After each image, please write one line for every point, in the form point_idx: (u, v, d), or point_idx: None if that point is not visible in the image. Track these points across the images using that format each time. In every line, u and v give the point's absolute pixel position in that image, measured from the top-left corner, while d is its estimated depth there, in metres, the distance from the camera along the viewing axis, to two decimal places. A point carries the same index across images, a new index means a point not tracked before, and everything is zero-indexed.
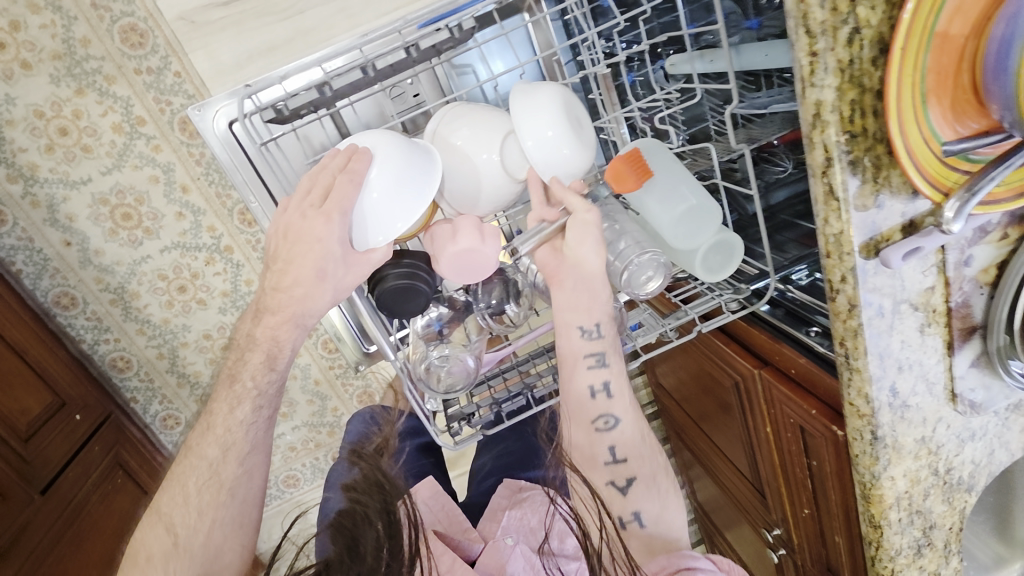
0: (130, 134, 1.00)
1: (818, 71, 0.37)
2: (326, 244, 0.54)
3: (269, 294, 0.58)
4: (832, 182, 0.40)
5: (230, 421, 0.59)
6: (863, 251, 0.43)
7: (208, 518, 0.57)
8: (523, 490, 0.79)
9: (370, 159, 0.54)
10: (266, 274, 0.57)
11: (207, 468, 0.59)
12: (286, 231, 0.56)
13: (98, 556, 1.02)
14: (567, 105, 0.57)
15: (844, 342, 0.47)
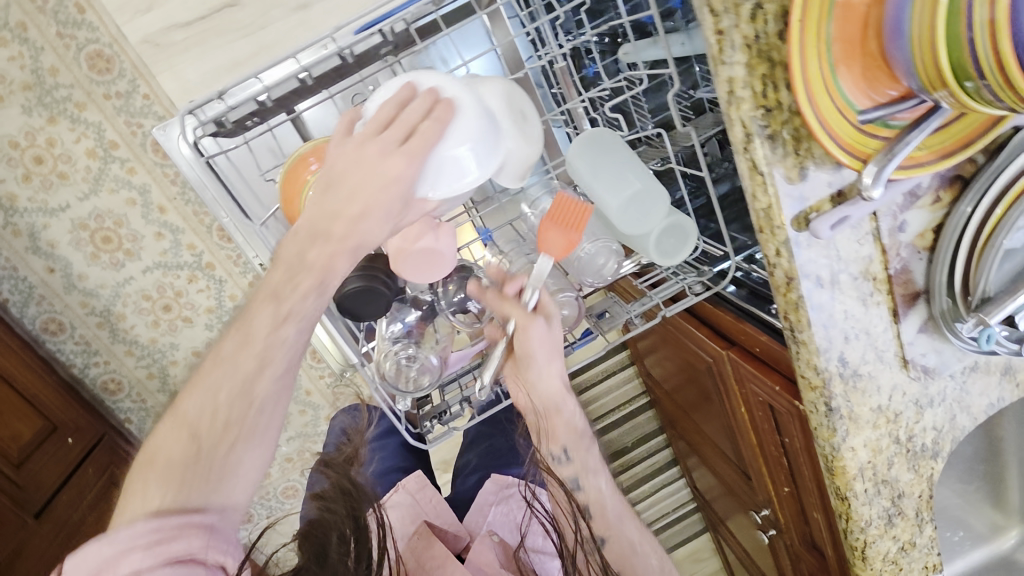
0: (104, 159, 1.02)
1: (725, 48, 0.38)
2: (400, 186, 0.47)
3: (322, 219, 0.46)
4: (754, 157, 0.41)
5: (274, 334, 0.44)
6: (794, 224, 0.43)
7: (190, 460, 0.39)
8: (507, 487, 0.82)
9: (457, 109, 0.50)
10: (314, 204, 0.46)
11: (203, 374, 0.43)
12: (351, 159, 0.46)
13: None
14: (510, 98, 0.58)
15: (788, 315, 0.48)
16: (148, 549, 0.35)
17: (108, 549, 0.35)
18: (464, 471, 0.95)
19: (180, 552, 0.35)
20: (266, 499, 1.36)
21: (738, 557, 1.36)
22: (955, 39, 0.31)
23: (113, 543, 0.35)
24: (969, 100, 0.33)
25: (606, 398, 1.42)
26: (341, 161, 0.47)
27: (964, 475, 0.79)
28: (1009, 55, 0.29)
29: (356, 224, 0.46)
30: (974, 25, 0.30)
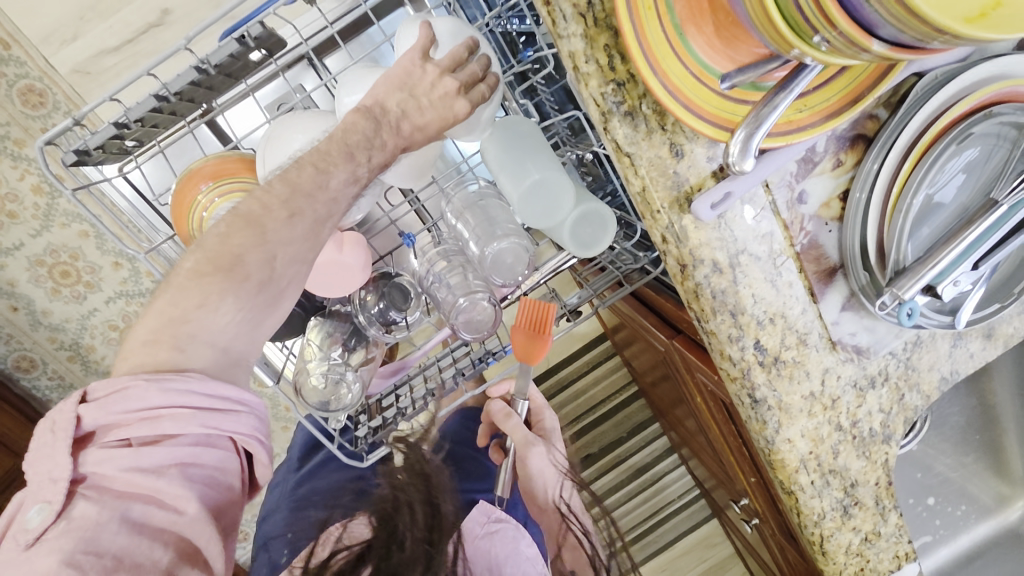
0: (51, 194, 1.02)
1: (559, 20, 0.34)
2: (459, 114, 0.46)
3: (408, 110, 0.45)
4: (616, 137, 0.37)
5: (332, 192, 0.42)
6: (675, 206, 0.39)
7: (258, 292, 0.40)
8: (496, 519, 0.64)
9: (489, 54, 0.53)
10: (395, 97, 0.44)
11: (267, 199, 0.40)
12: (404, 83, 0.45)
13: None
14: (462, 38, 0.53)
15: (691, 305, 0.44)
16: (196, 416, 0.36)
17: (154, 397, 0.35)
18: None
19: (219, 440, 0.37)
20: None
21: (741, 545, 1.30)
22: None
23: (163, 393, 0.35)
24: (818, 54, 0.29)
25: (592, 390, 1.38)
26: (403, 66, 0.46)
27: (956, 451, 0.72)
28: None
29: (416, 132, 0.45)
30: None
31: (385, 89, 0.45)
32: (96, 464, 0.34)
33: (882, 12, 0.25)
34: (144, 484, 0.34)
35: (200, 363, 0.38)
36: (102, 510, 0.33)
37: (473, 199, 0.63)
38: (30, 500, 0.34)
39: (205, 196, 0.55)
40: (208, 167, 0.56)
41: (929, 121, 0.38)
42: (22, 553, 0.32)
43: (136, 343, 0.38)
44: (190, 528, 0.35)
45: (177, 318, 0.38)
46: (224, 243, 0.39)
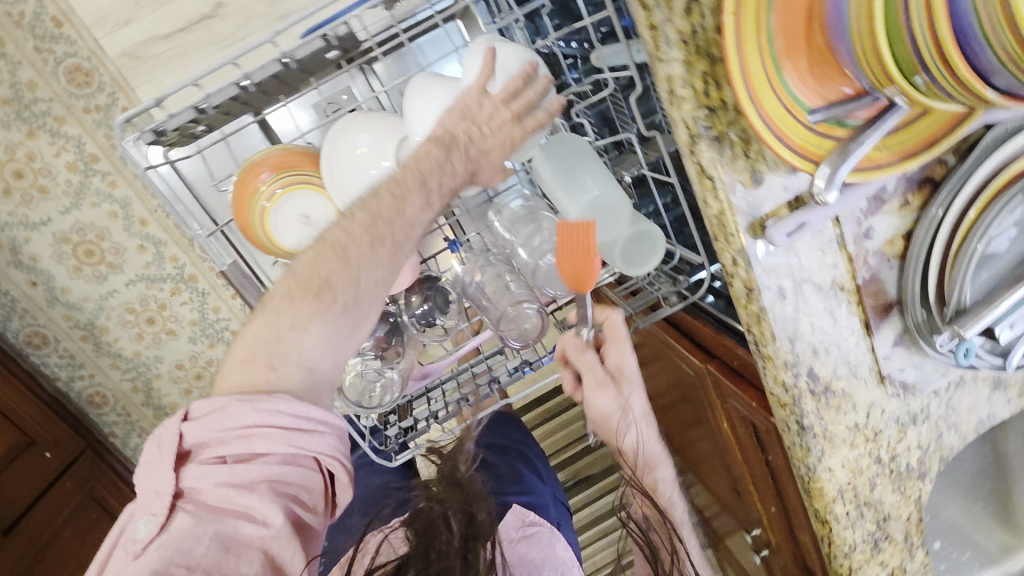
0: (85, 172, 1.02)
1: (661, 44, 0.36)
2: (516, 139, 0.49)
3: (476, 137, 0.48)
4: (700, 160, 0.38)
5: (408, 219, 0.46)
6: (749, 232, 0.40)
7: (341, 314, 0.45)
8: (530, 523, 0.64)
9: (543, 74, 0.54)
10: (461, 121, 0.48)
11: (350, 228, 0.45)
12: (465, 112, 0.48)
13: None
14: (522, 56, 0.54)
15: (751, 328, 0.45)
16: (282, 433, 0.41)
17: (248, 416, 0.41)
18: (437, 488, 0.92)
19: (303, 458, 0.43)
20: None
21: None
22: (892, 27, 0.28)
23: (255, 414, 0.41)
24: (919, 96, 0.30)
25: None
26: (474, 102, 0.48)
27: (972, 496, 0.73)
28: (951, 46, 0.27)
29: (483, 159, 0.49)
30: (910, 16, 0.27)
31: (451, 118, 0.48)
32: (194, 479, 0.41)
33: (1004, 63, 0.26)
34: (237, 499, 0.40)
35: (288, 382, 0.43)
36: (198, 523, 0.39)
37: (525, 210, 0.64)
38: (139, 511, 0.41)
39: (267, 186, 0.57)
40: (277, 158, 0.58)
41: (998, 169, 0.40)
42: (132, 559, 0.38)
43: (236, 360, 0.44)
44: (275, 540, 0.41)
45: (274, 338, 0.44)
46: (313, 270, 0.45)
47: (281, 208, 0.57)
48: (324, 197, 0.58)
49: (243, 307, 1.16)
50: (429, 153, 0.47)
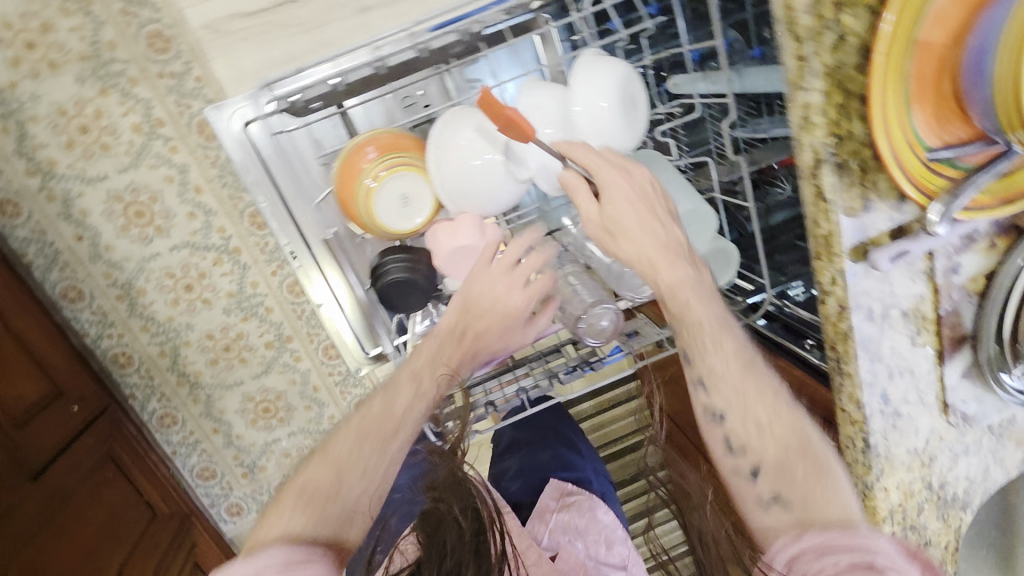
0: (149, 135, 1.03)
1: (806, 74, 0.44)
2: (515, 315, 0.62)
3: (453, 341, 0.62)
4: (819, 182, 0.46)
5: (393, 412, 0.60)
6: (853, 253, 0.46)
7: (332, 500, 0.55)
8: (569, 495, 0.86)
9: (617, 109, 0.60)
10: (444, 341, 0.62)
11: (347, 433, 0.59)
12: (463, 306, 0.62)
13: (83, 544, 0.96)
14: (624, 81, 0.60)
15: (835, 346, 0.49)
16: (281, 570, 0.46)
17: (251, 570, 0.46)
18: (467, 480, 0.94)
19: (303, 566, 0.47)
20: (257, 494, 1.34)
21: None
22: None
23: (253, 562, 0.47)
24: None
25: None
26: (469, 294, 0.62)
27: (987, 537, 0.77)
28: None
29: (462, 364, 0.63)
30: None
31: (448, 317, 0.62)
32: None
33: None
34: None
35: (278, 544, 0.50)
36: None
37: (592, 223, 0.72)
38: None
39: (372, 166, 0.60)
40: (387, 138, 0.61)
41: None
42: None
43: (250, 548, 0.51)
44: None
45: (272, 529, 0.52)
46: (308, 480, 0.56)
47: (388, 186, 0.60)
48: (428, 181, 0.61)
49: (281, 285, 1.18)
50: (416, 359, 0.62)
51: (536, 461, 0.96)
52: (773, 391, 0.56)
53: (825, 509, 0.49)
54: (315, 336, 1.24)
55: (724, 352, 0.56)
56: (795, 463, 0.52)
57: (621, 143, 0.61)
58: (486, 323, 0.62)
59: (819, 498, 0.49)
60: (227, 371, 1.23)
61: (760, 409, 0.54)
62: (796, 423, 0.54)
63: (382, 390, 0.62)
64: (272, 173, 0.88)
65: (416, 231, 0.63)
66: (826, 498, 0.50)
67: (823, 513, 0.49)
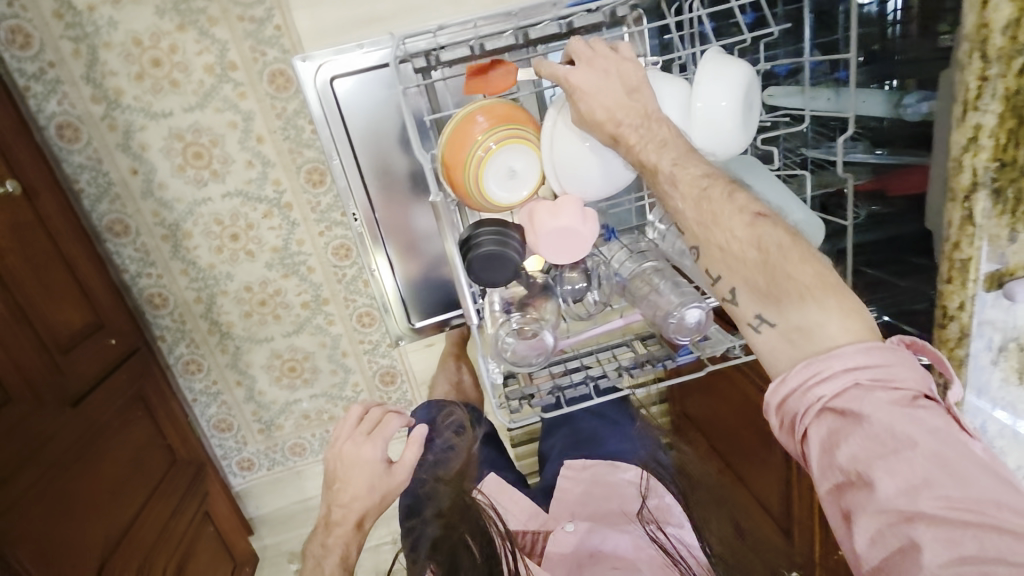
0: (220, 77, 1.01)
1: (984, 97, 0.50)
2: (372, 463, 0.77)
3: (335, 510, 0.79)
4: (971, 207, 0.53)
5: None
6: (988, 281, 0.56)
7: None
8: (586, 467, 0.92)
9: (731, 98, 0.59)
10: (331, 495, 0.80)
11: None
12: (339, 459, 0.79)
13: (112, 477, 0.98)
14: (748, 88, 0.59)
15: (950, 369, 0.60)
16: None
17: None
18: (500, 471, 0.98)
19: None
20: (271, 451, 1.33)
21: None
22: None
23: None
24: None
25: None
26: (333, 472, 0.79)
27: None
28: None
29: (343, 509, 0.78)
30: None
31: (332, 467, 0.80)
32: None
33: None
34: None
35: None
36: None
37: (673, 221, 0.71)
38: None
39: (482, 137, 0.58)
40: (500, 108, 0.60)
41: None
42: None
43: None
44: None
45: None
46: None
47: (498, 159, 0.59)
48: (537, 157, 0.61)
49: (327, 246, 1.17)
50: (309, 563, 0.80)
51: (582, 432, 1.01)
52: (732, 207, 0.55)
53: (802, 312, 0.52)
54: (352, 303, 1.22)
55: (679, 187, 0.57)
56: (758, 273, 0.54)
57: (733, 145, 0.61)
58: (349, 495, 0.78)
59: (810, 321, 0.51)
60: (259, 326, 1.21)
61: (717, 230, 0.56)
62: (756, 238, 0.54)
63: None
64: (352, 134, 0.88)
65: (516, 205, 0.62)
66: (822, 311, 0.51)
67: (812, 332, 0.51)
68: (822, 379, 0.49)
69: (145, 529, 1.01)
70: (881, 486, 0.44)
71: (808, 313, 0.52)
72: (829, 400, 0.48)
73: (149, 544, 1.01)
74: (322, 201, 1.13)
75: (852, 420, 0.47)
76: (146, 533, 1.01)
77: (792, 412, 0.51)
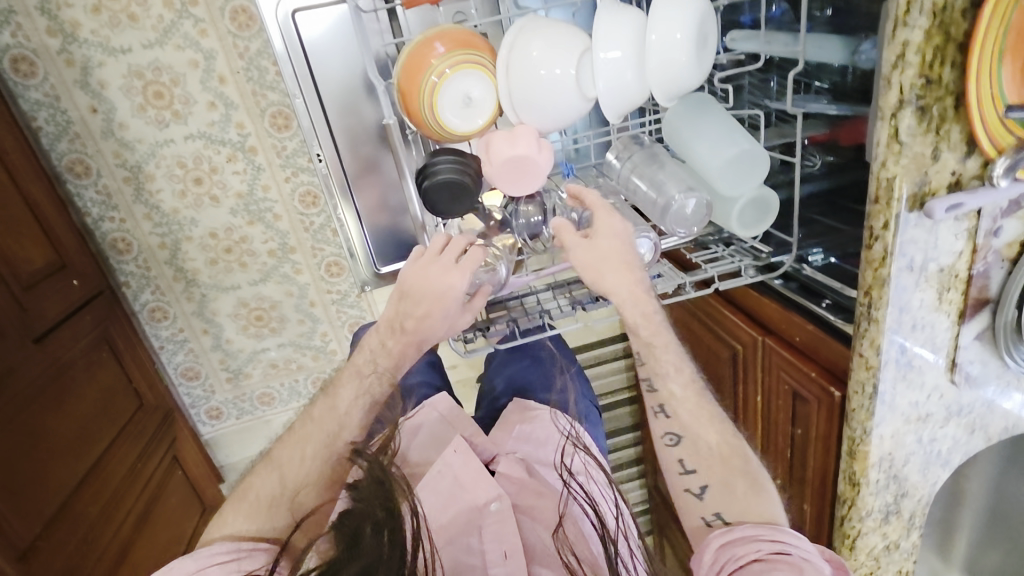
0: (180, 13, 0.99)
1: (913, 11, 0.40)
2: (454, 292, 0.63)
3: (404, 318, 0.65)
4: (898, 125, 0.43)
5: None
6: (910, 202, 0.46)
7: None
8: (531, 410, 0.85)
9: (684, 26, 0.58)
10: (401, 306, 0.65)
11: None
12: (423, 273, 0.64)
13: (81, 417, 0.99)
14: (702, 19, 0.59)
15: (870, 291, 0.51)
16: None
17: None
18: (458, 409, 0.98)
19: None
20: (239, 400, 1.33)
21: (680, 559, 1.39)
22: None
23: None
24: None
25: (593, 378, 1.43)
26: (407, 280, 0.65)
27: None
28: None
29: (420, 322, 0.65)
30: None
31: (409, 274, 0.65)
32: None
33: None
34: None
35: None
36: None
37: (645, 152, 0.70)
38: None
39: (439, 62, 0.59)
40: (457, 34, 0.60)
41: None
42: None
43: None
44: None
45: None
46: None
47: (452, 85, 0.59)
48: (493, 85, 0.61)
49: (293, 193, 1.16)
50: (361, 356, 0.69)
51: (526, 378, 0.98)
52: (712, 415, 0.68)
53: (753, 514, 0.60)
54: (319, 252, 1.22)
55: (683, 378, 0.69)
56: (736, 482, 0.64)
57: (689, 79, 0.61)
58: (423, 312, 0.64)
59: (755, 505, 0.61)
60: (225, 273, 1.21)
61: (709, 433, 0.67)
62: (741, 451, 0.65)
63: (329, 391, 0.69)
64: (314, 72, 0.87)
65: (472, 135, 0.62)
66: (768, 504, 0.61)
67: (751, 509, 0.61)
68: (765, 538, 0.56)
69: (112, 470, 1.02)
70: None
71: (759, 512, 0.60)
72: (765, 550, 0.54)
73: (115, 483, 1.02)
74: (288, 146, 1.12)
75: (780, 560, 0.53)
76: (114, 473, 1.02)
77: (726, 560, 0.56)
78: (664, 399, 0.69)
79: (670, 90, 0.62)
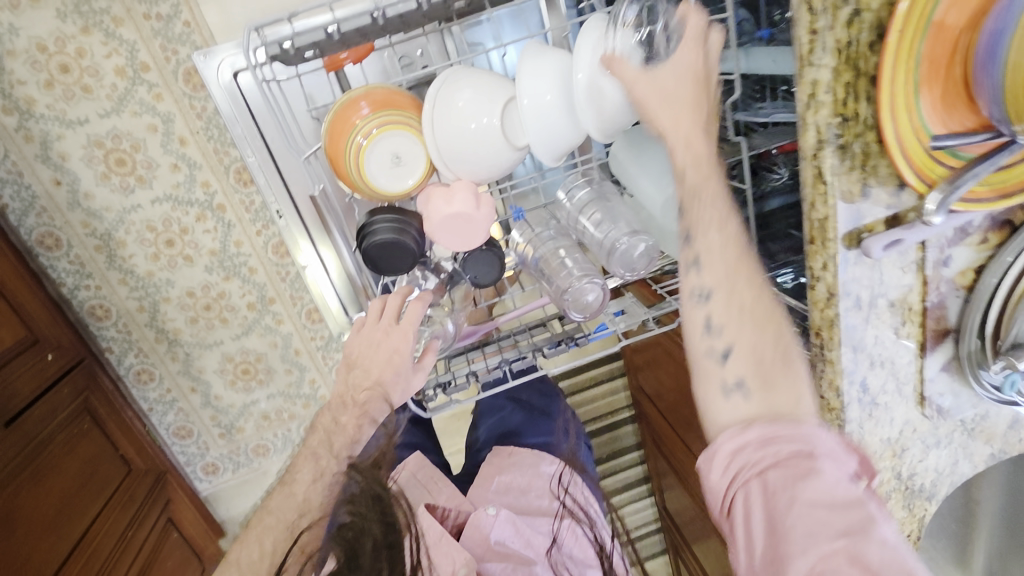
0: (133, 80, 0.98)
1: (817, 50, 0.39)
2: (401, 355, 0.63)
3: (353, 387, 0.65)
4: (820, 165, 0.42)
5: None
6: (846, 241, 0.44)
7: None
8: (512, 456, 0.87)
9: (609, 61, 0.55)
10: (349, 377, 0.66)
11: None
12: (368, 344, 0.65)
13: (56, 494, 1.00)
14: None
15: (821, 332, 0.48)
16: None
17: None
18: (427, 455, 0.97)
19: None
20: (234, 454, 1.33)
21: None
22: None
23: None
24: None
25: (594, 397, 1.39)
26: (353, 350, 0.66)
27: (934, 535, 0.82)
28: None
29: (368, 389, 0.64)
30: (992, 89, 0.35)
31: (355, 345, 0.66)
32: None
33: None
34: None
35: None
36: None
37: (594, 190, 0.69)
38: None
39: (363, 124, 0.58)
40: (380, 93, 0.59)
41: None
42: None
43: None
44: None
45: None
46: None
47: (379, 146, 0.58)
48: (421, 142, 0.60)
49: (266, 245, 1.15)
50: (316, 437, 0.66)
51: (508, 425, 0.97)
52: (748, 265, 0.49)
53: (784, 395, 0.45)
54: (299, 300, 1.21)
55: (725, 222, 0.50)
56: (766, 349, 0.46)
57: (625, 119, 0.59)
58: (373, 380, 0.64)
59: (783, 383, 0.45)
60: (207, 329, 1.20)
61: (746, 287, 0.48)
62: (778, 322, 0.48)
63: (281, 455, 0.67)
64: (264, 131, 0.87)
65: (407, 192, 0.61)
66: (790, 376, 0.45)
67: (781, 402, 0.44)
68: (789, 439, 0.41)
69: (97, 545, 1.04)
70: (821, 550, 0.36)
71: (785, 393, 0.44)
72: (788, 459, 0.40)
73: (104, 552, 1.05)
74: (255, 200, 1.12)
75: (806, 474, 0.39)
76: (100, 547, 1.04)
77: (736, 467, 0.42)
78: (700, 250, 0.49)
79: (606, 129, 0.59)
